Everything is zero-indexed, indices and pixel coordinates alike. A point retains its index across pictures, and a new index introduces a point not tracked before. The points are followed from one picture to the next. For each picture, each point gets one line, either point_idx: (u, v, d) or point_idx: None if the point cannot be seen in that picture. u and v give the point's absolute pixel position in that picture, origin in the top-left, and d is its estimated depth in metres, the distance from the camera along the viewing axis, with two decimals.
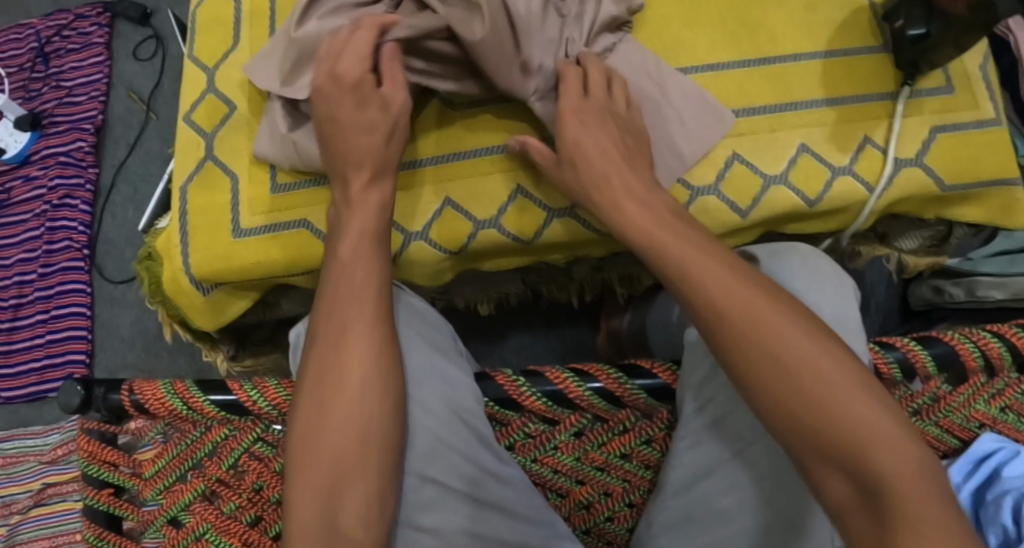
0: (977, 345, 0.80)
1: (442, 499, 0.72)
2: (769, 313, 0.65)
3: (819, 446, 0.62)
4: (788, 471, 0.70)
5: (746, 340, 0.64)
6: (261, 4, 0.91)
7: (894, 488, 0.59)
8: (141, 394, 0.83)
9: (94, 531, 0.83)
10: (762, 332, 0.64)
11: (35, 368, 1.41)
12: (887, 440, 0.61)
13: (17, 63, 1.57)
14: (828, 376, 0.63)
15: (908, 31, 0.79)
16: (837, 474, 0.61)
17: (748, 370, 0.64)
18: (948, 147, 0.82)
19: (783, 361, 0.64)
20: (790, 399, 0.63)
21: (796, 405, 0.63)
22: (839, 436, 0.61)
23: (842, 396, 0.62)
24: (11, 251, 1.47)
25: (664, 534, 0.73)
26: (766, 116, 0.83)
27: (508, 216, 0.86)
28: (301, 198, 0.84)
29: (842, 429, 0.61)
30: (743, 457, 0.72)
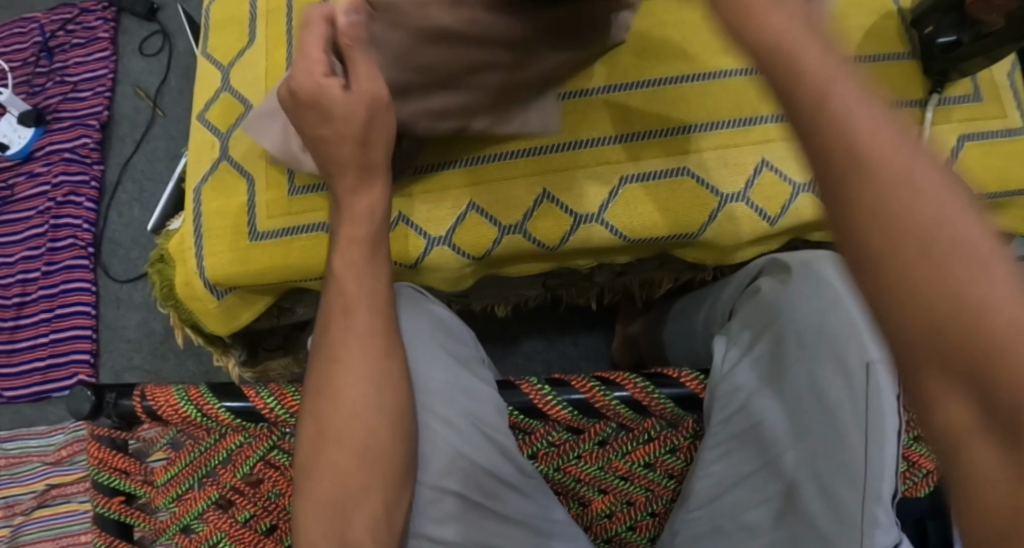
0: None
1: (460, 513, 0.71)
2: (904, 158, 0.45)
3: (943, 352, 0.43)
4: (814, 470, 0.66)
5: (867, 195, 0.45)
6: (277, 3, 0.89)
7: None
8: (153, 400, 0.81)
9: (105, 538, 0.81)
10: (878, 174, 0.45)
11: (38, 368, 1.40)
12: None
13: (21, 57, 1.55)
14: (982, 261, 0.43)
15: (938, 38, 0.79)
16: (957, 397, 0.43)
17: (855, 228, 0.45)
18: (978, 156, 0.81)
19: (905, 219, 0.44)
20: (917, 281, 0.44)
21: (921, 290, 0.44)
22: (972, 338, 0.42)
23: (988, 284, 0.43)
24: (14, 248, 1.46)
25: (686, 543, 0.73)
26: None
27: (534, 221, 0.85)
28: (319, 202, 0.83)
29: (977, 332, 0.42)
30: (770, 467, 0.70)
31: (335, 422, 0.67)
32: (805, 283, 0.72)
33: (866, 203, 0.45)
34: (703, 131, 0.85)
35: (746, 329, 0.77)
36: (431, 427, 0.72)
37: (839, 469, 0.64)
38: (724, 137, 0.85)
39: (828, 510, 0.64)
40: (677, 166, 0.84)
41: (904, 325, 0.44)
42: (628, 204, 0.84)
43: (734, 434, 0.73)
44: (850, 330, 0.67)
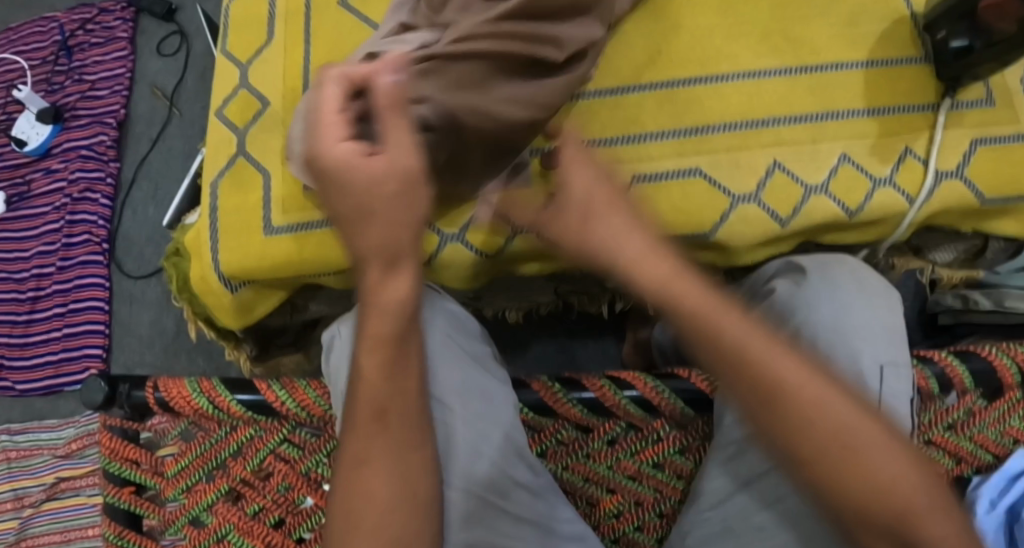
0: (1015, 360, 0.81)
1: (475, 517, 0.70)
2: (767, 354, 0.64)
3: (876, 526, 0.62)
4: None
5: (781, 427, 0.64)
6: (296, 3, 0.90)
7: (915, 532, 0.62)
8: (166, 392, 0.82)
9: (115, 529, 0.82)
10: (770, 424, 0.64)
11: (51, 362, 1.41)
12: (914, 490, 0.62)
13: (41, 56, 1.58)
14: (831, 403, 0.63)
15: (951, 43, 0.78)
16: (886, 543, 0.63)
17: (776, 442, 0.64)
18: (991, 161, 0.81)
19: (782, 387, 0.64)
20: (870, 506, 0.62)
21: (876, 505, 0.62)
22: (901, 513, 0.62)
23: (865, 460, 0.62)
24: (30, 244, 1.48)
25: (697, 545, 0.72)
26: (809, 125, 0.81)
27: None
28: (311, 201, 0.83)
29: (883, 498, 0.62)
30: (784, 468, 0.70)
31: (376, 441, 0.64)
32: (824, 278, 0.72)
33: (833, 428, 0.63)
34: (717, 132, 0.82)
35: (759, 325, 0.75)
36: (447, 424, 0.73)
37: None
38: (734, 138, 0.82)
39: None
40: (689, 167, 0.81)
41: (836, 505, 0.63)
42: (642, 203, 0.82)
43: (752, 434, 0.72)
44: (866, 332, 0.70)
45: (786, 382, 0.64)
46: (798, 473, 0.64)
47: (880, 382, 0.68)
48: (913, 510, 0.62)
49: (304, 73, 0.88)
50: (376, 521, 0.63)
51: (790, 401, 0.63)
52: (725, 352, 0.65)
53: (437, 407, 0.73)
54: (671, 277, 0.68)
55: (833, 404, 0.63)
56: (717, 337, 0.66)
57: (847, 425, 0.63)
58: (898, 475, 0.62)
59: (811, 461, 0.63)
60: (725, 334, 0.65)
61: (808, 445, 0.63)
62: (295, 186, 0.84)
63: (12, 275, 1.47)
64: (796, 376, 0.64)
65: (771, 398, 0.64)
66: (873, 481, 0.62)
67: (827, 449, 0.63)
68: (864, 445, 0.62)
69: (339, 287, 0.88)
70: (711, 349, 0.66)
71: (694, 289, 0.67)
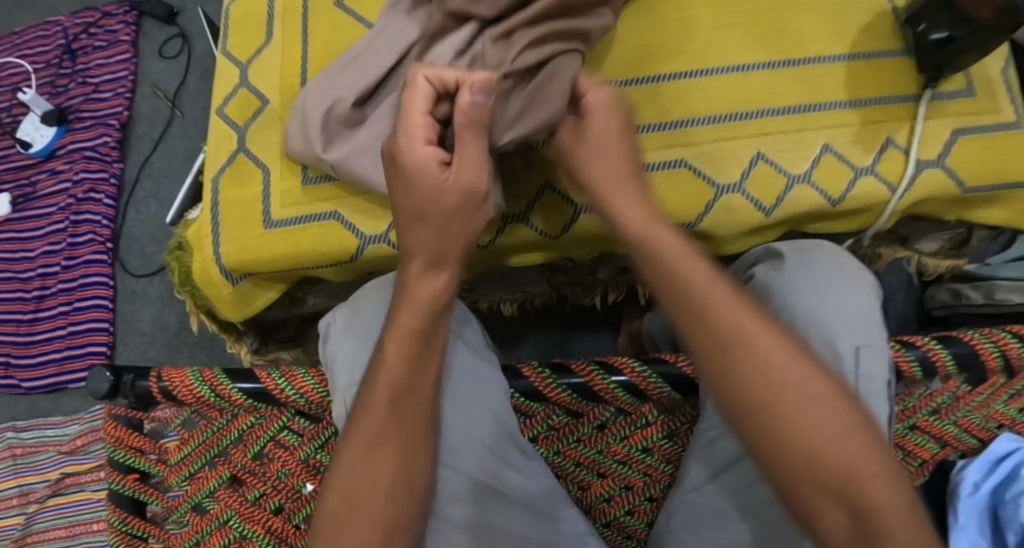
0: (997, 345, 0.83)
1: (460, 497, 0.72)
2: (733, 314, 0.65)
3: (825, 488, 0.62)
4: None
5: (743, 383, 0.64)
6: (294, 3, 0.92)
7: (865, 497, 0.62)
8: (169, 381, 0.84)
9: (119, 515, 0.84)
10: (733, 381, 0.64)
11: (56, 360, 1.44)
12: (866, 456, 0.63)
13: (45, 59, 1.61)
14: (791, 365, 0.64)
15: (931, 35, 0.80)
16: (833, 507, 0.63)
17: (734, 400, 0.65)
18: (971, 150, 0.83)
19: (746, 344, 0.65)
20: (821, 467, 0.62)
21: (826, 468, 0.62)
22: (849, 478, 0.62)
23: (819, 422, 0.63)
24: (36, 244, 1.50)
25: (681, 528, 0.74)
26: (794, 117, 0.83)
27: (542, 217, 0.86)
28: (308, 195, 0.86)
29: (834, 461, 0.62)
30: None
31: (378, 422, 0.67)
32: (806, 264, 0.74)
33: (792, 390, 0.64)
34: (700, 125, 0.83)
35: None
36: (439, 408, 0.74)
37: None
38: (717, 131, 0.83)
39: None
40: (675, 159, 0.83)
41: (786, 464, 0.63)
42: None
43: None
44: (845, 320, 0.71)
45: (748, 341, 0.64)
46: (753, 438, 0.64)
47: (855, 366, 0.70)
48: (865, 475, 0.62)
49: (301, 72, 0.90)
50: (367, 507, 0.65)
51: (751, 358, 0.64)
52: (694, 308, 0.66)
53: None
54: (650, 232, 0.69)
55: (793, 366, 0.64)
56: (686, 292, 0.66)
57: (810, 392, 0.64)
58: (851, 446, 0.63)
59: (768, 420, 0.64)
60: (692, 288, 0.66)
61: (766, 403, 0.64)
62: (295, 180, 0.86)
63: (17, 275, 1.49)
64: (758, 333, 0.65)
65: (729, 356, 0.65)
66: (825, 443, 0.63)
67: (783, 407, 0.63)
68: (820, 407, 0.63)
69: (336, 278, 0.89)
70: (677, 307, 0.67)
71: (671, 243, 0.68)
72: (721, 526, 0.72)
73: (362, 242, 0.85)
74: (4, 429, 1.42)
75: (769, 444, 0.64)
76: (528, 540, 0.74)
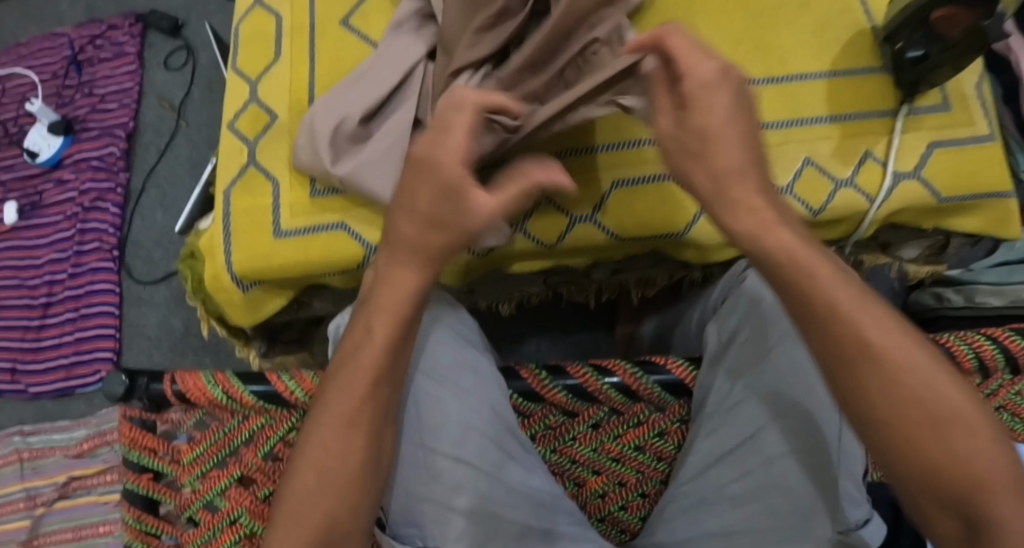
0: (972, 348, 0.86)
1: (460, 488, 0.76)
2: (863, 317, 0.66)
3: (941, 495, 0.65)
4: (799, 453, 0.74)
5: (870, 384, 0.66)
6: (301, 21, 0.96)
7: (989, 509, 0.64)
8: (183, 384, 0.88)
9: (133, 513, 0.89)
10: (862, 381, 0.66)
11: (63, 365, 1.47)
12: (993, 466, 0.64)
13: (51, 70, 1.65)
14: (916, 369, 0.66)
15: (908, 53, 0.84)
16: (950, 515, 0.65)
17: (859, 401, 0.67)
18: (945, 162, 0.87)
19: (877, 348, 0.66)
20: (941, 474, 0.65)
21: (947, 474, 0.65)
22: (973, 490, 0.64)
23: (947, 431, 0.65)
24: (42, 251, 1.54)
25: (672, 515, 0.79)
26: (777, 131, 0.87)
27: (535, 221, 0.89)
28: (316, 206, 0.90)
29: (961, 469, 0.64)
30: (757, 439, 0.76)
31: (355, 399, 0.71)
32: None
33: (915, 392, 0.66)
34: None
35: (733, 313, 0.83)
36: (445, 403, 0.79)
37: (813, 446, 0.74)
38: None
39: (805, 482, 0.74)
40: (662, 172, 0.88)
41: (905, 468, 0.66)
42: (621, 205, 0.88)
43: (722, 409, 0.79)
44: None
45: (876, 355, 0.66)
46: (877, 440, 0.67)
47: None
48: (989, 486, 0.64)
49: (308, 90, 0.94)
50: (335, 486, 0.70)
51: (878, 368, 0.66)
52: (821, 320, 0.67)
53: (429, 384, 0.79)
54: (770, 229, 0.67)
55: (924, 370, 0.66)
56: (812, 297, 0.67)
57: (941, 405, 0.65)
58: (980, 460, 0.64)
59: (893, 422, 0.66)
60: (824, 288, 0.66)
61: (891, 406, 0.66)
62: (304, 193, 0.90)
63: (25, 282, 1.53)
64: (890, 345, 0.66)
65: (862, 362, 0.66)
66: (952, 450, 0.65)
67: (910, 410, 0.65)
68: (950, 413, 0.65)
69: (343, 285, 0.94)
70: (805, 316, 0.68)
71: (795, 241, 0.67)
72: (707, 513, 0.77)
73: (367, 251, 0.89)
74: (12, 434, 1.45)
75: (888, 447, 0.66)
76: (526, 527, 0.78)
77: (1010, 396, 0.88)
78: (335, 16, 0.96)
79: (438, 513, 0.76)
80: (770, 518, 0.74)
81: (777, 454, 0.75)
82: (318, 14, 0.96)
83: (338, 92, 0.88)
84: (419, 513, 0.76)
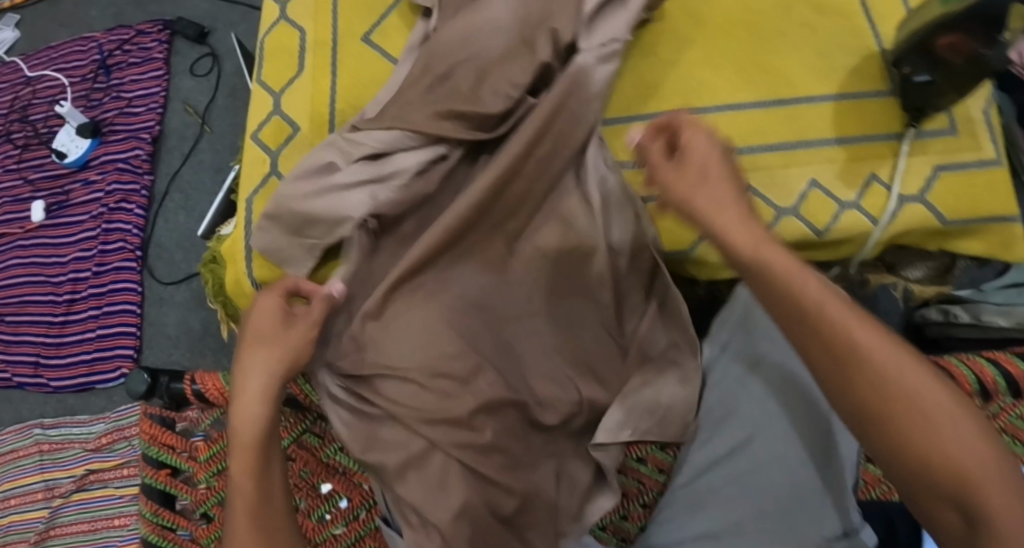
0: (975, 372, 0.89)
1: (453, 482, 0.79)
2: (773, 255, 0.68)
3: (904, 442, 0.63)
4: (788, 459, 0.79)
5: (798, 319, 0.66)
6: (324, 37, 1.02)
7: (936, 440, 0.62)
8: (202, 384, 0.93)
9: (151, 507, 0.93)
10: (826, 344, 0.65)
11: (85, 360, 1.51)
12: (937, 400, 0.63)
13: (80, 73, 1.70)
14: (806, 287, 0.67)
15: (914, 77, 0.84)
16: (948, 509, 0.62)
17: (817, 337, 0.66)
18: (951, 186, 0.87)
19: (789, 293, 0.67)
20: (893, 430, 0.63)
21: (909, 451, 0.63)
22: (911, 438, 0.62)
23: (880, 361, 0.64)
24: (68, 249, 1.58)
25: (665, 520, 0.82)
26: (781, 153, 0.89)
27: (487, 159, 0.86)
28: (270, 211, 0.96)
29: (897, 393, 0.63)
30: (750, 445, 0.81)
31: (258, 486, 0.74)
32: None
33: (817, 315, 0.66)
34: None
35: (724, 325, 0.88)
36: (450, 406, 0.80)
37: (797, 455, 0.79)
38: None
39: (790, 487, 0.78)
40: None
41: (885, 391, 0.63)
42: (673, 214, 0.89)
43: (713, 419, 0.84)
44: None
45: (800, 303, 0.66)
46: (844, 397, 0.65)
47: None
48: (931, 417, 0.62)
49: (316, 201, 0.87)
50: None
51: (819, 338, 0.65)
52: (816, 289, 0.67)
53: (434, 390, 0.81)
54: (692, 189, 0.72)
55: (825, 288, 0.67)
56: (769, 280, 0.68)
57: (917, 394, 0.63)
58: (922, 395, 0.63)
59: (848, 348, 0.65)
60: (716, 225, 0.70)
61: (855, 334, 0.65)
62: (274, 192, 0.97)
63: (50, 278, 1.57)
64: (791, 279, 0.67)
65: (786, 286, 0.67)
66: (891, 382, 0.63)
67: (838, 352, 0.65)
68: (881, 349, 0.64)
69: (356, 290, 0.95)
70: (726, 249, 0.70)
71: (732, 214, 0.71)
72: (697, 518, 0.80)
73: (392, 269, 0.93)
74: (33, 426, 1.50)
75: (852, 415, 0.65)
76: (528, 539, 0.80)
77: (1010, 419, 0.90)
78: (355, 33, 1.02)
79: (429, 508, 0.78)
80: (754, 518, 0.77)
81: (764, 464, 0.79)
82: (340, 31, 1.02)
83: (344, 172, 0.87)
84: (412, 502, 0.79)
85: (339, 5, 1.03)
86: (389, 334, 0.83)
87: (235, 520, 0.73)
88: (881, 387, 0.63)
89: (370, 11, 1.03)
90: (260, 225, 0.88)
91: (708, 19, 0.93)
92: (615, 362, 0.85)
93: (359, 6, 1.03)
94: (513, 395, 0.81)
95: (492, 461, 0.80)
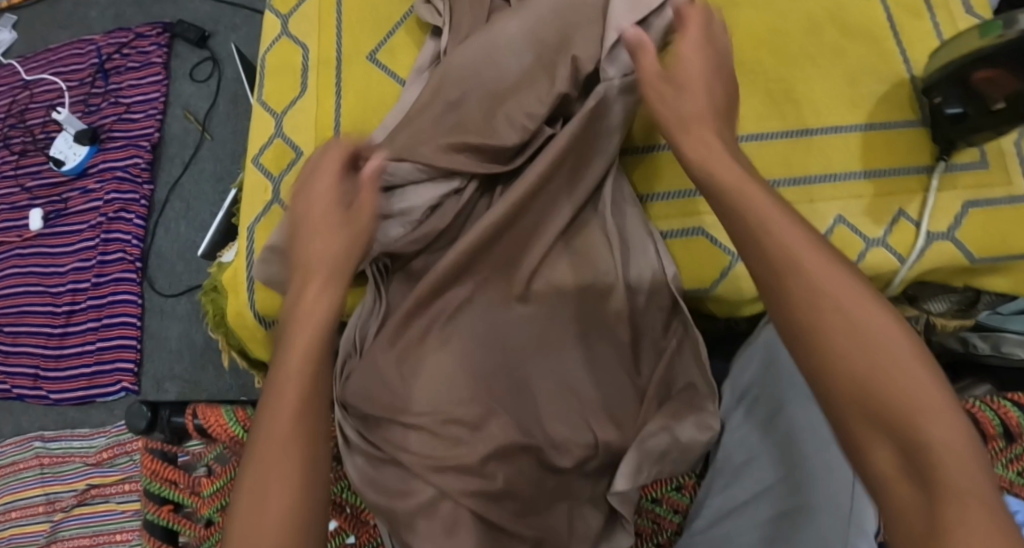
0: (999, 414, 0.86)
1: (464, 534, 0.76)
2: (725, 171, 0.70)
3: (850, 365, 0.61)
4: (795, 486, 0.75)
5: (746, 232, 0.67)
6: (328, 56, 0.99)
7: (875, 361, 0.60)
8: (204, 418, 0.89)
9: (152, 542, 0.91)
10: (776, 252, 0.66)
11: (85, 374, 1.48)
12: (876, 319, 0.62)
13: (79, 77, 1.67)
14: (749, 198, 0.68)
15: (946, 110, 0.80)
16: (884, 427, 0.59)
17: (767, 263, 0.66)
18: (981, 222, 0.84)
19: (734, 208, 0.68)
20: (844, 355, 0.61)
21: (860, 375, 0.61)
22: (849, 354, 0.61)
23: (818, 280, 0.64)
24: (67, 259, 1.55)
25: None
26: (806, 188, 0.85)
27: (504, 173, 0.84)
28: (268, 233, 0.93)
29: (833, 317, 0.62)
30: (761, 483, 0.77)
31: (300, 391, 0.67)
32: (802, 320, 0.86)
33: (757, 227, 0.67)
34: None
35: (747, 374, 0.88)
36: (462, 450, 0.77)
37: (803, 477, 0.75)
38: None
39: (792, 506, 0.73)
40: (693, 226, 0.88)
41: (828, 307, 0.63)
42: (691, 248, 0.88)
43: (733, 466, 0.83)
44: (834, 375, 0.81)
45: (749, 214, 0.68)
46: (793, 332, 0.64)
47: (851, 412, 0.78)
48: (873, 342, 0.61)
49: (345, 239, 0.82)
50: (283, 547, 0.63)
51: (765, 251, 0.66)
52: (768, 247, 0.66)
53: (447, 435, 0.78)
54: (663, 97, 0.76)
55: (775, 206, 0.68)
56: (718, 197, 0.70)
57: (860, 322, 0.62)
58: (862, 309, 0.62)
59: (787, 261, 0.65)
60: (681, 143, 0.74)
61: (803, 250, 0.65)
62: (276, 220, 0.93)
63: (49, 289, 1.54)
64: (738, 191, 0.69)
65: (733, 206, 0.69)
66: (837, 303, 0.62)
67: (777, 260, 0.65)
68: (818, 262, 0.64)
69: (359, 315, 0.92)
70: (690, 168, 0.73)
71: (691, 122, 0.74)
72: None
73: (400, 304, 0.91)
74: (32, 438, 1.46)
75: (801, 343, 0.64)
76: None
77: None
78: (361, 52, 0.99)
79: None
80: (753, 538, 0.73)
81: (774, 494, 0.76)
82: (345, 50, 0.99)
83: None
84: None
85: (345, 21, 1.00)
86: (403, 378, 0.80)
87: (269, 438, 0.66)
88: (825, 306, 0.63)
89: (376, 29, 0.99)
90: (263, 257, 0.83)
91: (730, 42, 0.90)
92: (633, 402, 0.82)
93: (366, 23, 1.00)
94: (526, 439, 0.79)
95: (502, 508, 0.77)
